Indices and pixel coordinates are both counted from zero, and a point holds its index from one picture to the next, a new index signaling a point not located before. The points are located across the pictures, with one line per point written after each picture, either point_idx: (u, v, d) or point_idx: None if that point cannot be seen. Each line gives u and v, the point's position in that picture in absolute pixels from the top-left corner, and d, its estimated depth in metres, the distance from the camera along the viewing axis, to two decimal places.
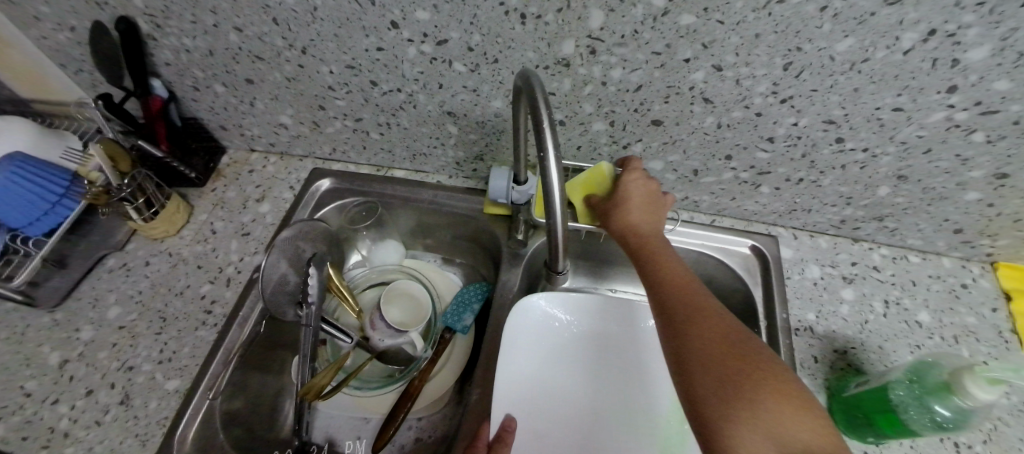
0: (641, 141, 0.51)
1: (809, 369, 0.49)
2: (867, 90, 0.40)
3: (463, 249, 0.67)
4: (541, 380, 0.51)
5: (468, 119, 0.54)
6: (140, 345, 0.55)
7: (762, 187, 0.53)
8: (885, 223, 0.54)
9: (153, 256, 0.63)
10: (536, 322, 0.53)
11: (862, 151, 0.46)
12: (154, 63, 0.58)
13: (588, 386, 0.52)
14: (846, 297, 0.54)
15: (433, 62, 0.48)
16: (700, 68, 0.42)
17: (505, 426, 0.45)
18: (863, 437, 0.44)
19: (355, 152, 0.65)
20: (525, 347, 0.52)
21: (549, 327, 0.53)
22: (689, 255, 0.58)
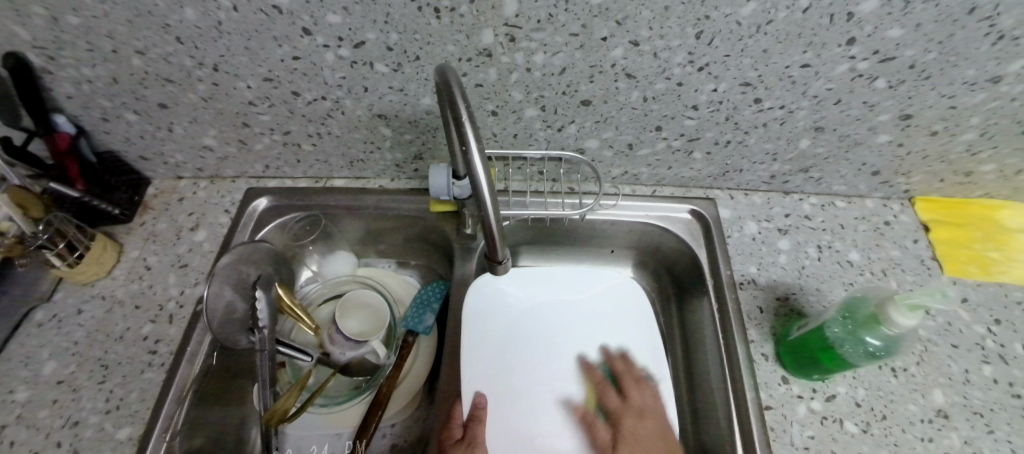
0: (573, 122, 0.51)
1: (756, 320, 0.52)
2: (776, 50, 0.42)
3: (416, 251, 0.66)
4: (510, 353, 0.53)
5: (400, 119, 0.53)
6: (83, 398, 0.52)
7: (695, 153, 0.55)
8: (810, 173, 0.58)
9: (86, 302, 0.59)
10: (495, 302, 0.56)
11: (780, 108, 0.48)
12: (53, 98, 0.53)
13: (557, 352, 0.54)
14: (782, 248, 0.57)
15: (354, 65, 0.46)
16: (619, 45, 0.42)
17: (477, 404, 0.48)
18: (808, 375, 0.47)
19: (290, 166, 0.62)
20: (490, 327, 0.54)
21: (510, 303, 0.56)
22: (636, 227, 0.59)
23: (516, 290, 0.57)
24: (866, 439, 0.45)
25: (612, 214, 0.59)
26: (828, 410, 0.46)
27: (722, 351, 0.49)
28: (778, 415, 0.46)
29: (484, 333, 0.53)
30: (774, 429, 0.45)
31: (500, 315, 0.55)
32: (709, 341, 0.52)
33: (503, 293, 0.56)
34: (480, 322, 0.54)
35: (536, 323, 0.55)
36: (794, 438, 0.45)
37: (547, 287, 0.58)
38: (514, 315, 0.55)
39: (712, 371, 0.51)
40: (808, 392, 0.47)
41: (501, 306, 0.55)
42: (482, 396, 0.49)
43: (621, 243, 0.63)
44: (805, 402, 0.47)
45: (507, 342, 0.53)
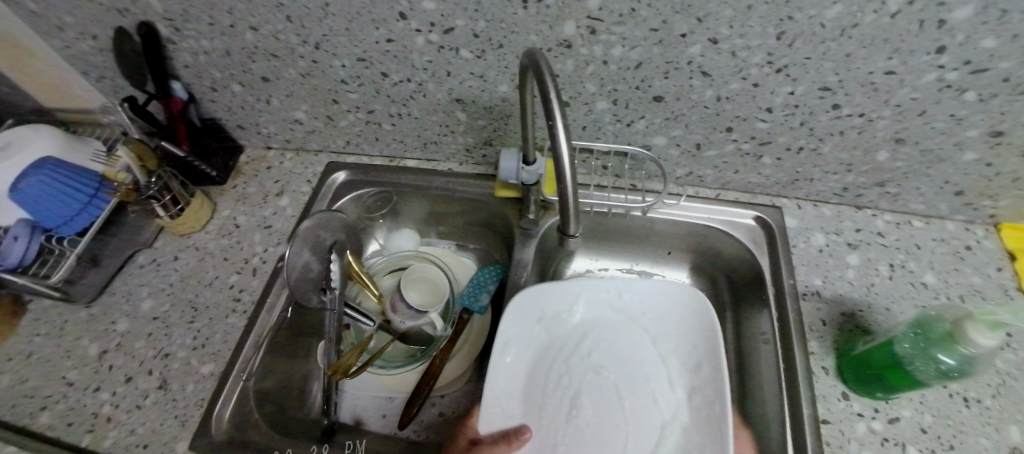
0: (644, 118, 0.52)
1: (818, 332, 0.50)
2: (859, 55, 0.41)
3: (475, 234, 0.68)
4: (596, 368, 0.52)
5: (476, 105, 0.56)
6: (174, 333, 0.58)
7: (764, 158, 0.54)
8: (887, 189, 0.55)
9: (181, 251, 0.66)
10: (638, 310, 0.54)
11: (859, 116, 0.47)
12: (173, 67, 0.61)
13: (612, 391, 0.50)
14: (851, 263, 0.54)
15: (441, 50, 0.50)
16: (697, 43, 0.43)
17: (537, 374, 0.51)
18: (871, 392, 0.45)
19: (369, 144, 0.66)
20: (611, 324, 0.54)
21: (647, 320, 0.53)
22: (697, 229, 0.58)
23: (657, 327, 0.53)
24: None
25: (678, 214, 0.58)
26: (890, 431, 0.44)
27: (780, 356, 0.48)
28: (836, 430, 0.44)
29: (597, 332, 0.53)
30: (831, 443, 0.43)
31: (609, 324, 0.54)
32: (767, 351, 0.50)
33: (648, 306, 0.53)
34: (601, 319, 0.54)
35: (618, 358, 0.52)
36: None
37: (686, 341, 0.51)
38: (640, 328, 0.53)
39: (766, 378, 0.49)
40: (869, 411, 0.45)
41: (625, 320, 0.54)
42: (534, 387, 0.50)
43: (679, 245, 0.61)
44: (866, 421, 0.45)
45: (583, 339, 0.53)
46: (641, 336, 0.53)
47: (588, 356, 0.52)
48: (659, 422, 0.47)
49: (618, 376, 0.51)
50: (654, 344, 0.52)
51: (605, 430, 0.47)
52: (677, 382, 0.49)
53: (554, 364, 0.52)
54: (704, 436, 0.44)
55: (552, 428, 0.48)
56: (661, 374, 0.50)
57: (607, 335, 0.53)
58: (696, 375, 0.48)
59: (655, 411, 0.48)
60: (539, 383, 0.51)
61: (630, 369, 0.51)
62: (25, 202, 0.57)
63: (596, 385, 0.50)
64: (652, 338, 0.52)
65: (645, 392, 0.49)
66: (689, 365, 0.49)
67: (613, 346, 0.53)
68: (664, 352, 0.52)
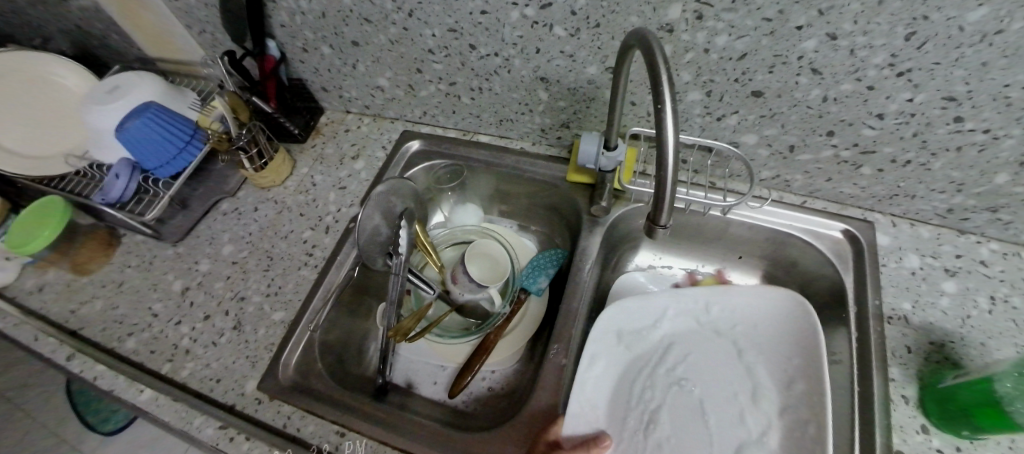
0: (736, 113, 0.50)
1: (901, 358, 0.46)
2: (997, 64, 0.37)
3: (538, 217, 0.68)
4: (701, 379, 0.50)
5: (560, 85, 0.55)
6: (251, 279, 0.61)
7: (864, 168, 0.51)
8: (999, 215, 0.49)
9: (261, 203, 0.69)
10: (727, 323, 0.53)
11: (984, 132, 0.43)
12: (271, 25, 0.63)
13: (705, 403, 0.48)
14: (947, 290, 0.50)
15: (534, 26, 0.49)
16: (813, 37, 0.41)
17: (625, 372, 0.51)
18: (957, 430, 0.41)
19: (445, 116, 0.67)
20: (709, 334, 0.53)
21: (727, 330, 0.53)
22: (776, 235, 0.55)
23: (744, 347, 0.51)
24: None
25: (758, 219, 0.55)
26: None
27: (856, 376, 0.45)
28: None
29: (686, 339, 0.53)
30: None
31: (698, 339, 0.53)
32: (840, 372, 0.47)
33: (741, 324, 0.52)
34: (692, 327, 0.54)
35: (711, 374, 0.50)
36: None
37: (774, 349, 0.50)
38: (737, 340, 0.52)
39: (836, 400, 0.46)
40: (950, 449, 0.41)
41: (710, 333, 0.53)
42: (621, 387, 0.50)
43: (753, 250, 0.59)
44: None
45: (679, 347, 0.52)
46: (728, 356, 0.51)
47: (685, 364, 0.51)
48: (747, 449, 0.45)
49: (709, 395, 0.49)
50: (739, 363, 0.50)
51: (687, 444, 0.46)
52: (767, 406, 0.47)
53: (643, 367, 0.51)
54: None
55: (633, 432, 0.47)
56: (750, 393, 0.48)
57: (705, 344, 0.52)
58: (788, 398, 0.47)
59: (738, 427, 0.46)
60: (631, 384, 0.50)
61: (720, 385, 0.49)
62: (132, 142, 0.60)
63: (683, 396, 0.49)
64: (732, 357, 0.51)
65: (731, 412, 0.47)
66: (776, 388, 0.48)
67: (700, 355, 0.52)
68: (751, 370, 0.50)
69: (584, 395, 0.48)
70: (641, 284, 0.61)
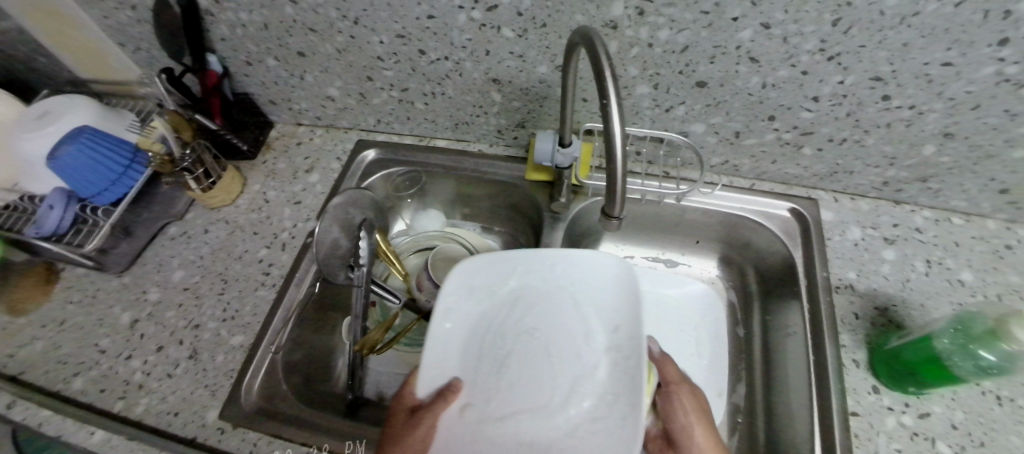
0: (684, 104, 0.51)
1: (850, 325, 0.48)
2: (916, 44, 0.40)
3: (501, 217, 0.68)
4: (535, 329, 0.49)
5: (513, 86, 0.55)
6: (205, 305, 0.59)
7: (804, 148, 0.53)
8: (928, 184, 0.53)
9: (212, 224, 0.66)
10: (568, 277, 0.49)
11: (908, 108, 0.46)
12: (210, 39, 0.60)
13: (544, 351, 0.47)
14: (887, 257, 0.53)
15: (482, 28, 0.49)
16: (749, 27, 0.43)
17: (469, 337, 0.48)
18: (904, 387, 0.43)
19: (400, 123, 0.66)
20: (546, 286, 0.50)
21: (571, 280, 0.49)
22: (729, 219, 0.57)
23: (583, 287, 0.49)
24: None
25: (711, 204, 0.57)
26: (920, 427, 0.43)
27: (811, 346, 0.47)
28: (865, 423, 0.43)
29: (518, 293, 0.50)
30: (859, 436, 0.42)
31: (542, 282, 0.50)
32: (797, 344, 0.49)
33: (580, 277, 0.49)
34: (528, 282, 0.50)
35: (550, 322, 0.49)
36: (879, 448, 0.42)
37: (618, 297, 0.48)
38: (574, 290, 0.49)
39: (795, 370, 0.48)
40: (900, 405, 0.44)
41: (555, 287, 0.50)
42: (467, 353, 0.47)
43: (708, 235, 0.61)
44: (896, 415, 0.44)
45: (518, 302, 0.50)
46: (566, 297, 0.50)
47: (521, 315, 0.49)
48: (574, 382, 0.45)
49: (542, 335, 0.49)
50: (580, 303, 0.49)
51: (532, 393, 0.45)
52: (598, 339, 0.47)
53: (488, 325, 0.49)
54: (615, 383, 0.43)
55: (481, 394, 0.45)
56: (585, 329, 0.48)
57: (543, 296, 0.50)
58: (618, 331, 0.46)
59: (575, 371, 0.46)
60: (479, 345, 0.48)
61: (563, 331, 0.48)
62: (64, 170, 0.57)
63: (528, 349, 0.47)
64: (576, 303, 0.49)
65: (573, 356, 0.47)
66: (609, 323, 0.47)
67: (538, 307, 0.50)
68: (589, 316, 0.48)
69: (428, 369, 0.45)
70: None
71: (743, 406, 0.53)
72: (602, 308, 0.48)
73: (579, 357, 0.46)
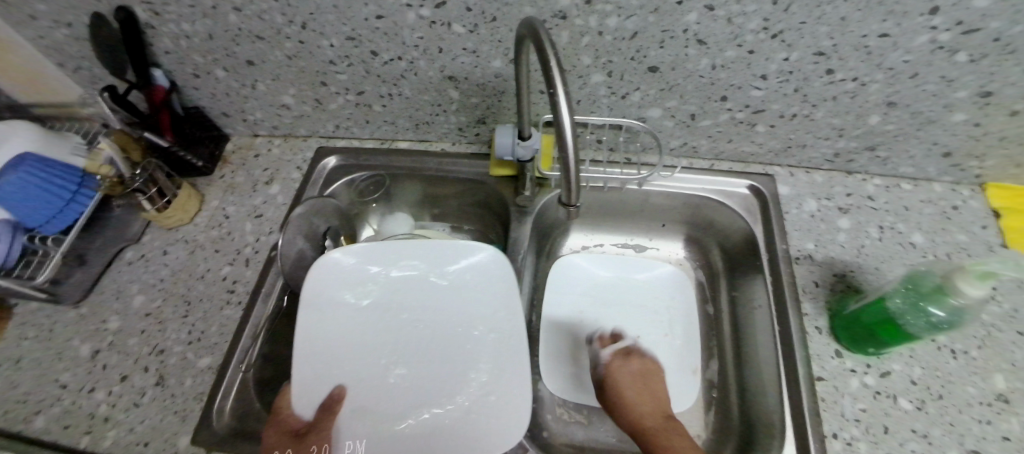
0: (639, 90, 0.52)
1: (811, 293, 0.50)
2: (853, 18, 0.41)
3: (469, 216, 0.67)
4: (416, 321, 0.49)
5: (469, 82, 0.55)
6: (169, 328, 0.57)
7: (758, 126, 0.54)
8: (877, 153, 0.55)
9: (170, 244, 0.64)
10: (435, 267, 0.51)
11: (851, 81, 0.47)
12: (153, 53, 0.58)
13: (427, 339, 0.48)
14: (842, 226, 0.54)
15: (432, 26, 0.49)
16: (693, 10, 0.43)
17: (344, 344, 0.47)
18: (864, 349, 0.45)
19: (359, 127, 0.65)
20: (415, 278, 0.51)
21: (437, 268, 0.51)
22: (692, 200, 0.58)
23: (464, 273, 0.51)
24: (920, 416, 0.43)
25: (674, 187, 0.57)
26: (881, 385, 0.45)
27: (777, 317, 0.48)
28: (830, 387, 0.45)
29: (392, 289, 0.50)
30: (826, 399, 0.44)
31: (413, 279, 0.51)
32: (762, 316, 0.51)
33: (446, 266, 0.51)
34: (397, 277, 0.51)
35: (428, 312, 0.49)
36: (845, 410, 0.43)
37: (487, 275, 0.50)
38: (443, 277, 0.51)
39: (762, 342, 0.50)
40: (861, 367, 0.46)
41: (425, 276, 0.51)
42: (346, 359, 0.46)
43: (673, 217, 0.61)
44: (859, 376, 0.45)
45: (393, 299, 0.50)
46: (451, 284, 0.50)
47: (399, 311, 0.49)
48: (467, 363, 0.46)
49: (434, 325, 0.49)
50: (464, 287, 0.50)
51: (422, 382, 0.45)
52: (485, 317, 0.48)
53: (367, 327, 0.48)
54: (499, 357, 0.46)
55: (370, 394, 0.45)
56: (473, 310, 0.49)
57: (416, 288, 0.50)
58: (501, 309, 0.48)
59: (462, 352, 0.46)
60: (360, 349, 0.47)
61: (443, 318, 0.49)
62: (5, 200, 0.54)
63: (410, 341, 0.48)
64: (450, 289, 0.50)
65: (456, 338, 0.47)
66: (492, 303, 0.49)
67: (414, 299, 0.50)
68: (463, 298, 0.50)
69: (306, 382, 0.45)
70: (577, 262, 0.61)
71: (717, 381, 0.54)
72: (476, 287, 0.50)
73: (461, 337, 0.47)
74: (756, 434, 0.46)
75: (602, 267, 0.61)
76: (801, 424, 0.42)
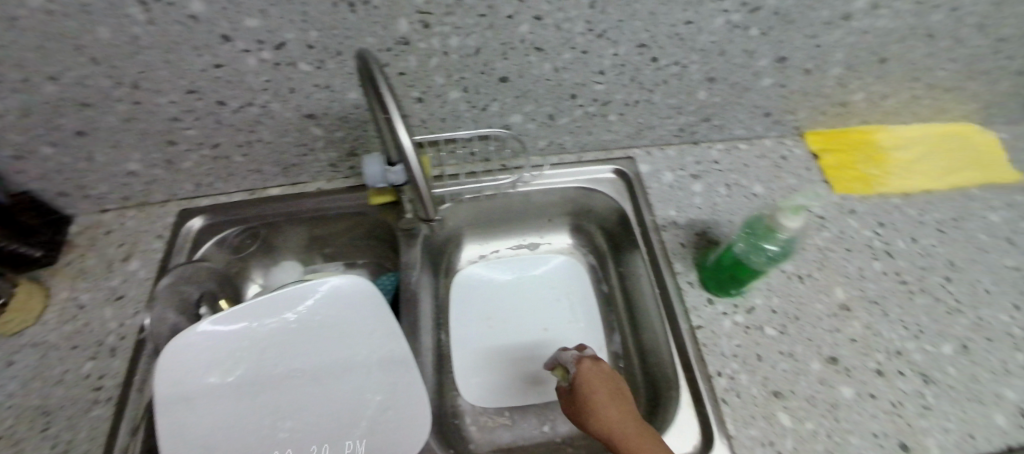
0: (496, 100, 0.54)
1: (678, 253, 0.55)
2: (660, 11, 0.46)
3: (362, 250, 0.65)
4: (285, 381, 0.42)
5: (330, 117, 0.54)
6: (28, 448, 0.45)
7: (610, 116, 0.59)
8: (713, 122, 0.62)
9: (15, 351, 0.53)
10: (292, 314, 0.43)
11: (674, 64, 0.52)
12: None
13: (305, 396, 0.42)
14: (696, 191, 0.61)
15: (278, 67, 0.48)
16: (524, 22, 0.46)
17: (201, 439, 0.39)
18: (727, 290, 0.51)
19: (223, 182, 0.61)
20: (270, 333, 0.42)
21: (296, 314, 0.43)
22: (569, 192, 0.62)
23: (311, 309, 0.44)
24: (784, 338, 0.50)
25: (549, 184, 0.61)
26: (750, 320, 0.51)
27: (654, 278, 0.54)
28: (708, 332, 0.50)
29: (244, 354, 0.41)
30: (706, 344, 0.49)
31: (266, 334, 0.42)
32: (643, 282, 0.56)
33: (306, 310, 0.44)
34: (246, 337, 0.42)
35: (296, 366, 0.42)
36: (724, 349, 0.49)
37: (357, 307, 0.45)
38: (305, 322, 0.43)
39: (649, 306, 0.54)
40: (730, 308, 0.52)
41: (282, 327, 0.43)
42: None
43: (557, 211, 0.65)
44: (730, 316, 0.51)
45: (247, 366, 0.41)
46: (302, 325, 0.43)
47: (261, 378, 0.41)
48: (352, 399, 0.42)
49: (297, 373, 0.42)
50: (318, 324, 0.44)
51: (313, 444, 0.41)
52: (357, 346, 0.44)
53: (225, 408, 0.40)
54: (391, 388, 0.43)
55: None
56: (340, 344, 0.44)
57: (275, 344, 0.42)
58: (371, 332, 0.44)
59: (350, 397, 0.42)
60: (225, 437, 0.39)
61: (318, 368, 0.43)
62: None
63: (286, 406, 0.41)
64: (317, 333, 0.43)
65: (339, 384, 0.43)
66: (356, 328, 0.44)
67: (275, 357, 0.42)
68: (335, 340, 0.43)
69: None
70: (475, 273, 0.64)
71: (621, 351, 0.58)
72: (348, 325, 0.44)
73: (346, 380, 0.43)
74: (659, 389, 0.51)
75: (501, 272, 0.64)
76: (692, 373, 0.47)
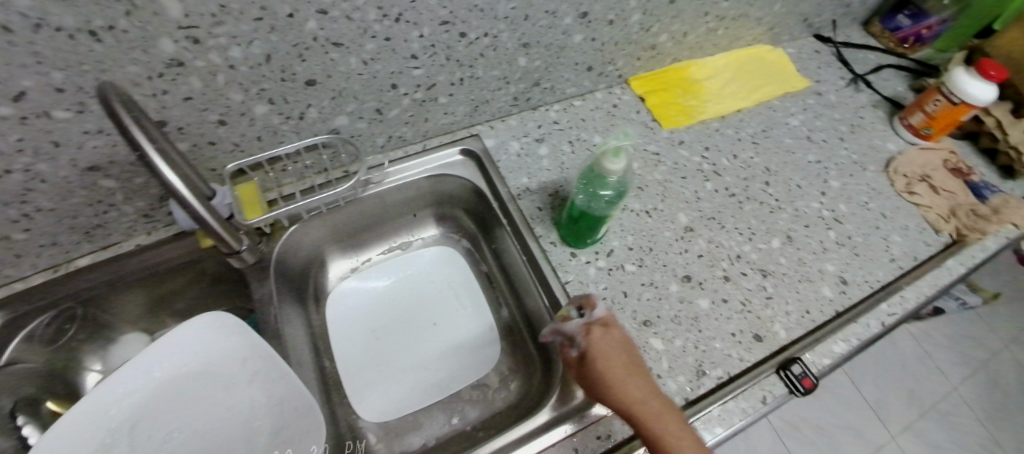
0: (311, 105, 0.50)
1: (538, 218, 0.57)
2: None
3: (217, 296, 0.59)
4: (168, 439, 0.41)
5: (120, 164, 0.45)
6: None
7: (440, 98, 0.58)
8: (542, 85, 0.64)
9: None
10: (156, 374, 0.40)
11: (484, 36, 0.52)
12: None
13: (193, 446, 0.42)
14: (543, 154, 0.63)
15: (25, 122, 0.37)
16: (309, 18, 0.41)
17: None
18: (585, 241, 0.53)
19: (10, 267, 0.48)
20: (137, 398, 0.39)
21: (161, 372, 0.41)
22: (421, 183, 0.61)
23: (172, 361, 0.41)
24: (643, 271, 0.53)
25: (400, 180, 0.59)
26: (611, 263, 0.54)
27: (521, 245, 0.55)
28: (577, 283, 0.52)
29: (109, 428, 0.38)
30: (577, 296, 0.51)
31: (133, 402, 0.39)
32: (514, 252, 0.57)
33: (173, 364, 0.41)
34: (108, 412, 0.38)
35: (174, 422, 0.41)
36: (593, 294, 0.51)
37: (231, 350, 0.44)
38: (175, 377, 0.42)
39: (523, 274, 0.56)
40: (593, 256, 0.54)
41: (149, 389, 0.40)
42: None
43: (418, 205, 0.64)
44: (593, 264, 0.54)
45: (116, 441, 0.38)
46: (164, 380, 0.41)
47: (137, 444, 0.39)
48: (241, 431, 0.44)
49: (174, 425, 0.41)
50: (185, 373, 0.42)
51: None
52: (237, 382, 0.44)
53: None
54: (282, 414, 0.45)
55: None
56: (219, 384, 0.43)
57: (144, 409, 0.40)
58: (246, 365, 0.44)
59: (244, 432, 0.44)
60: None
61: (202, 416, 0.42)
62: None
63: None
64: (193, 384, 0.42)
65: (229, 425, 0.43)
66: (231, 365, 0.44)
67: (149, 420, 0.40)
68: (215, 385, 0.43)
69: None
70: (350, 288, 0.61)
71: (511, 324, 0.60)
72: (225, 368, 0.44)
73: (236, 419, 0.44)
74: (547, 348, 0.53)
75: (377, 280, 0.62)
76: None
